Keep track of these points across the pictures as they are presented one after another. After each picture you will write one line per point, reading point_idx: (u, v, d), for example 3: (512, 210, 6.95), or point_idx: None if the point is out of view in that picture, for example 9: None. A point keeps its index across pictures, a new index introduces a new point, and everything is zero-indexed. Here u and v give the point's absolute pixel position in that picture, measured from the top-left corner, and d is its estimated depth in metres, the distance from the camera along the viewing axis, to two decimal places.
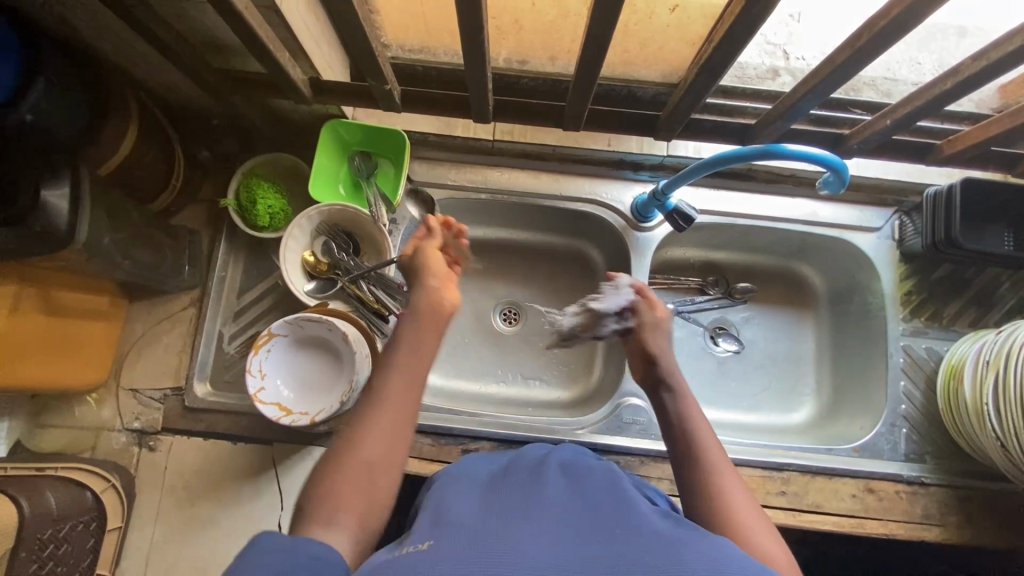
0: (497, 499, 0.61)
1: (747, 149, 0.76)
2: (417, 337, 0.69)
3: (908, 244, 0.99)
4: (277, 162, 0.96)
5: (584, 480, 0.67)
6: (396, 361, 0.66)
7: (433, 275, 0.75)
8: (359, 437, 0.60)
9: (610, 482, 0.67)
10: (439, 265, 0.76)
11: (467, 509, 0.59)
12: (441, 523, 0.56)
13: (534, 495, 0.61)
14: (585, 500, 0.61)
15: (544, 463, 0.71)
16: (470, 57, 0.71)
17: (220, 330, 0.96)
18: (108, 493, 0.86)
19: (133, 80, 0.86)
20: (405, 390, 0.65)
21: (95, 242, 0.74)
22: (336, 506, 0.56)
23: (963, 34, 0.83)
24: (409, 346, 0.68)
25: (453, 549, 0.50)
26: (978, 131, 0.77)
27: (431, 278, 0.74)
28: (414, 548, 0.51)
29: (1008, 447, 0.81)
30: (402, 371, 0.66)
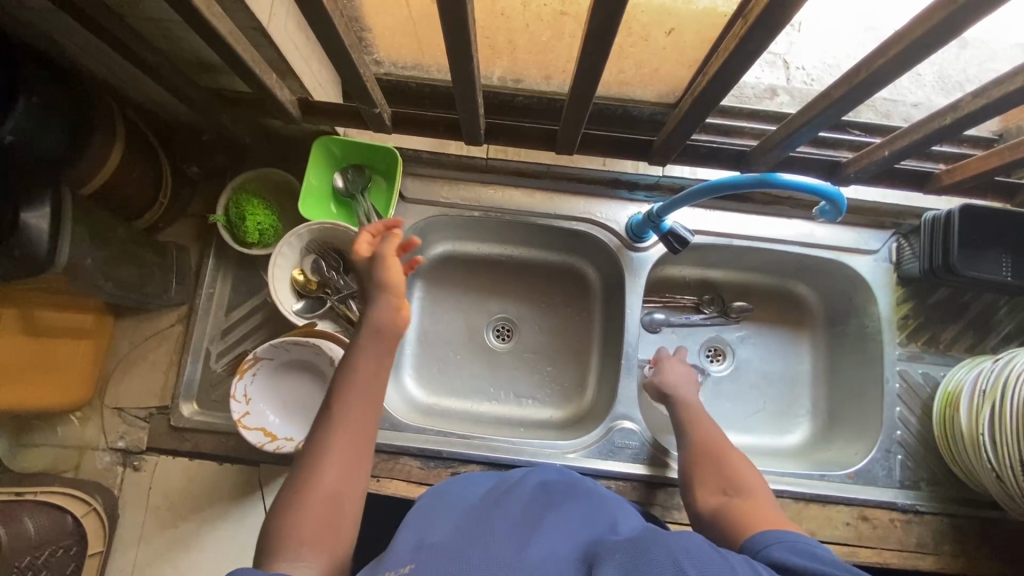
0: (476, 518, 0.60)
1: (743, 177, 0.75)
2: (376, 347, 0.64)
3: (905, 268, 0.98)
4: (268, 178, 0.95)
5: (568, 501, 0.65)
6: (353, 376, 0.62)
7: (387, 288, 0.66)
8: (317, 463, 0.58)
9: (590, 505, 0.66)
10: (397, 275, 0.67)
11: (445, 530, 0.57)
12: (420, 547, 0.54)
13: (512, 514, 0.60)
14: (561, 518, 0.60)
15: (521, 483, 0.70)
16: (461, 81, 0.69)
17: (207, 348, 0.94)
18: (90, 518, 0.84)
19: (120, 96, 0.84)
20: (366, 406, 0.61)
21: (77, 264, 0.72)
22: (301, 535, 0.54)
23: (962, 46, 0.85)
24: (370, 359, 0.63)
25: (433, 571, 0.48)
26: (977, 162, 0.76)
27: (388, 297, 0.66)
28: (393, 574, 0.49)
29: (1004, 480, 0.80)
30: (359, 389, 0.62)
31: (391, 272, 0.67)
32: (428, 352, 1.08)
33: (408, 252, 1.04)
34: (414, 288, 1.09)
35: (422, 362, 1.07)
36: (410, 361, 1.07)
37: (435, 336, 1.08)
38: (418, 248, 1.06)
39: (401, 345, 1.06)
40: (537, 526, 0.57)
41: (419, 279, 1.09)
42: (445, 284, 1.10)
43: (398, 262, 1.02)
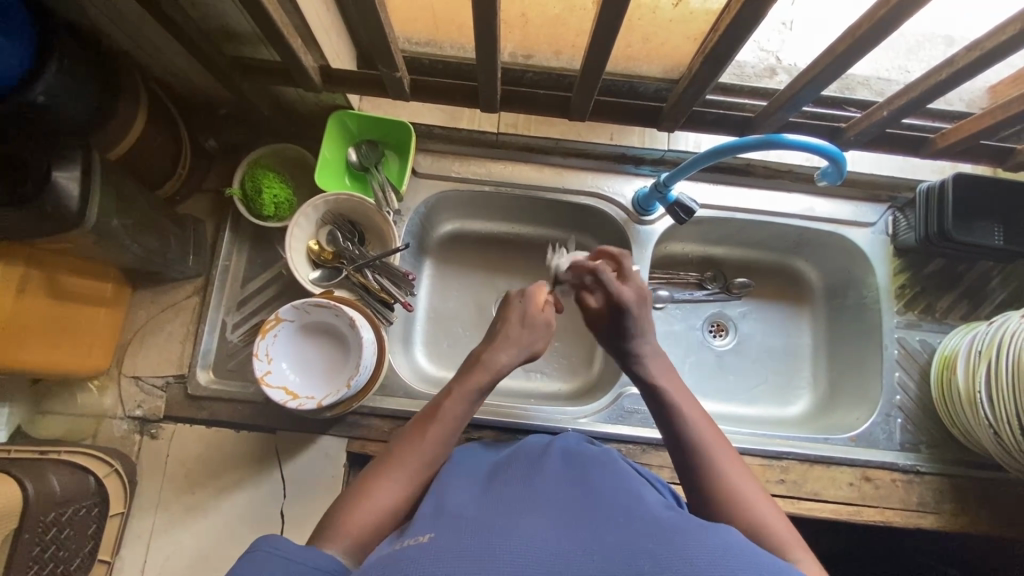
0: (498, 487, 0.62)
1: (747, 140, 0.78)
2: (461, 399, 0.76)
3: (901, 239, 1.02)
4: (283, 153, 0.97)
5: (584, 470, 0.67)
6: (436, 416, 0.74)
7: (533, 351, 0.83)
8: (385, 477, 0.67)
9: (610, 471, 0.68)
10: (541, 339, 0.83)
11: (467, 498, 0.60)
12: (441, 514, 0.57)
13: (535, 485, 0.62)
14: (584, 489, 0.61)
15: (546, 453, 0.72)
16: (481, 46, 0.72)
17: (223, 319, 0.96)
18: (111, 478, 0.86)
19: (142, 69, 0.86)
20: (440, 443, 0.72)
21: (104, 225, 0.74)
22: (353, 534, 0.61)
23: (949, 44, 0.79)
24: (456, 407, 0.75)
25: (452, 539, 0.50)
26: (969, 124, 0.79)
27: (516, 353, 0.81)
28: (414, 540, 0.52)
29: (1000, 435, 0.83)
30: (438, 426, 0.72)
31: (542, 341, 0.84)
32: (438, 326, 1.09)
33: (419, 228, 1.06)
34: (425, 265, 1.11)
35: (432, 336, 1.09)
36: (421, 336, 1.08)
37: (445, 312, 1.10)
38: (428, 224, 1.08)
39: (413, 319, 1.08)
40: (559, 497, 0.59)
41: (429, 256, 1.11)
42: (455, 261, 1.13)
43: (410, 235, 1.05)
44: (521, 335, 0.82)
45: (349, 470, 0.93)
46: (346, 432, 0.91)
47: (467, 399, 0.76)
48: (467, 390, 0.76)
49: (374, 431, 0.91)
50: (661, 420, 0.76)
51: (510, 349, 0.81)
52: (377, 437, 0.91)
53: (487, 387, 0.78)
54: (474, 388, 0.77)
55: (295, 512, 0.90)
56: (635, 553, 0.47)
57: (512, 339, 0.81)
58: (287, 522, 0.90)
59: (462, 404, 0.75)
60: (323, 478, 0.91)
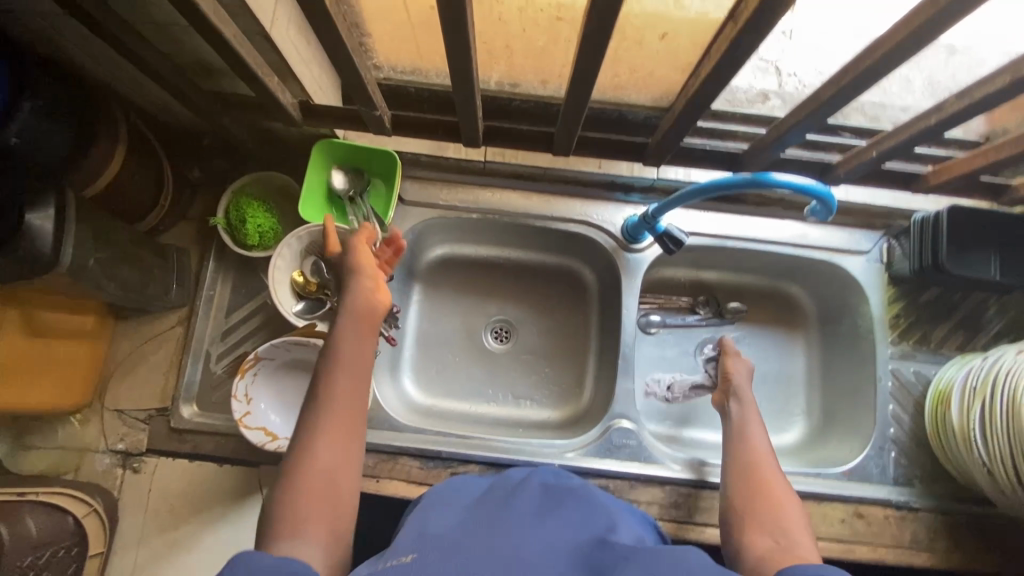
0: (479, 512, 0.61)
1: (735, 178, 0.76)
2: (353, 336, 0.66)
3: (896, 268, 1.00)
4: (267, 182, 0.96)
5: (565, 495, 0.66)
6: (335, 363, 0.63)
7: (362, 273, 0.72)
8: (307, 451, 0.57)
9: (585, 496, 0.66)
10: (363, 258, 0.74)
11: (445, 522, 0.58)
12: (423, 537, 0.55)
13: (516, 507, 0.62)
14: (563, 517, 0.60)
15: (519, 480, 0.70)
16: (461, 84, 0.71)
17: (207, 349, 0.95)
18: (90, 518, 0.84)
19: (124, 101, 0.85)
20: (352, 392, 0.62)
21: (81, 264, 0.73)
22: (299, 515, 0.54)
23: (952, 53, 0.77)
24: (353, 347, 0.65)
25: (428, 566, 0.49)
26: (964, 162, 0.78)
27: (359, 278, 0.72)
28: (397, 562, 0.50)
29: (994, 473, 0.81)
30: (347, 377, 0.62)
31: (365, 262, 0.73)
32: (426, 352, 1.08)
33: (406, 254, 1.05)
34: (413, 289, 1.09)
35: (421, 363, 1.08)
36: (409, 362, 1.07)
37: (433, 337, 1.09)
38: (416, 249, 1.07)
39: (401, 346, 1.07)
40: (541, 521, 0.58)
41: (417, 280, 1.10)
42: (443, 286, 1.11)
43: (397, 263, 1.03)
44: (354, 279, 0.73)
45: None
46: None
47: (358, 337, 0.66)
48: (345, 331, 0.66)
49: None
50: (731, 436, 0.79)
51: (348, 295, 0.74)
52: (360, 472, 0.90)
53: (370, 322, 0.68)
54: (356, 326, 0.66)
55: None
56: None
57: (359, 265, 0.72)
58: None
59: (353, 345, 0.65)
60: None
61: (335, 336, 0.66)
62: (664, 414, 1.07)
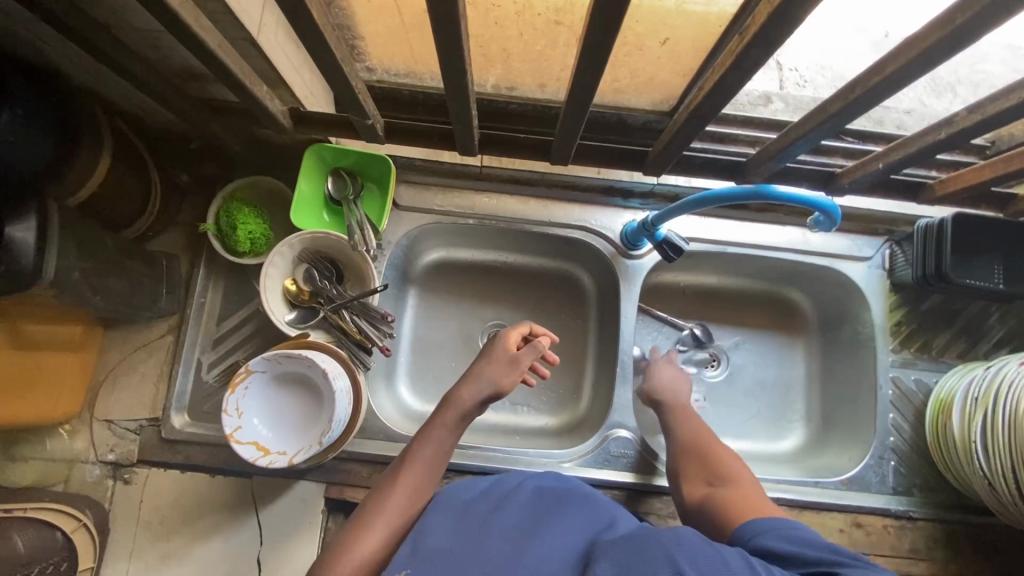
0: (472, 516, 0.61)
1: (737, 189, 0.74)
2: (435, 437, 0.75)
3: (898, 275, 0.98)
4: (261, 187, 0.94)
5: (559, 498, 0.66)
6: (412, 457, 0.73)
7: (501, 388, 0.80)
8: (364, 529, 0.64)
9: (571, 493, 0.68)
10: (506, 376, 0.81)
11: (440, 530, 0.59)
12: (418, 552, 0.56)
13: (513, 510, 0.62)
14: (552, 515, 0.61)
15: (506, 481, 0.71)
16: (456, 93, 0.69)
17: (199, 358, 0.93)
18: (79, 533, 0.83)
19: (108, 105, 0.83)
20: (417, 486, 0.70)
21: (65, 277, 0.71)
22: None
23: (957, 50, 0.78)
24: (433, 448, 0.74)
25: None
26: (972, 173, 0.76)
27: (487, 387, 0.79)
28: None
29: (995, 486, 0.80)
30: (415, 470, 0.71)
31: (511, 379, 0.81)
32: (422, 359, 1.07)
33: (402, 259, 1.03)
34: (408, 295, 1.08)
35: (417, 370, 1.06)
36: (405, 370, 1.05)
37: (429, 344, 1.07)
38: (412, 255, 1.05)
39: (396, 354, 1.05)
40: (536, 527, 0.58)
41: (413, 286, 1.08)
42: (440, 291, 1.09)
43: (392, 269, 1.02)
44: (489, 372, 0.81)
45: (328, 515, 0.91)
46: (324, 477, 0.89)
47: (440, 440, 0.75)
48: (439, 429, 0.76)
49: (352, 476, 0.89)
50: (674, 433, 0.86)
51: (474, 384, 0.80)
52: (355, 482, 0.89)
53: (459, 424, 0.77)
54: (446, 426, 0.76)
55: (272, 559, 0.88)
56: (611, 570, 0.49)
57: (501, 376, 0.81)
58: (263, 569, 0.87)
59: (438, 444, 0.75)
60: (301, 522, 0.89)
61: (420, 434, 0.75)
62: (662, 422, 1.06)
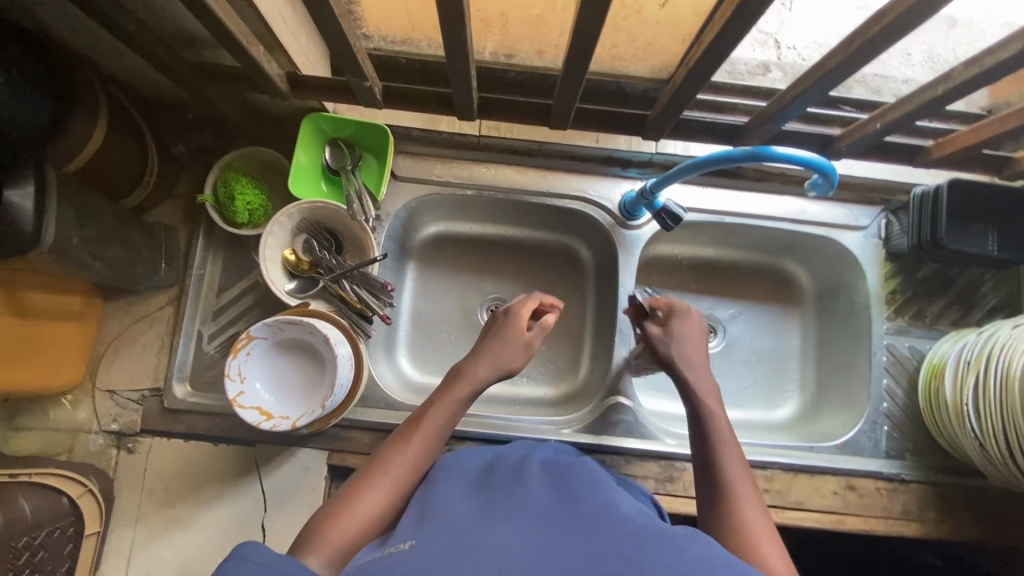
0: (483, 499, 0.59)
1: (735, 151, 0.75)
2: (447, 406, 0.75)
3: (894, 244, 0.99)
4: (257, 157, 0.93)
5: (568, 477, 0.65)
6: (422, 422, 0.73)
7: (510, 370, 0.80)
8: (370, 484, 0.65)
9: (590, 481, 0.64)
10: (515, 356, 0.81)
11: (448, 507, 0.57)
12: (424, 521, 0.55)
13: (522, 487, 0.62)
14: (566, 502, 0.58)
15: (523, 466, 0.68)
16: (454, 54, 0.68)
17: (199, 329, 0.93)
18: (86, 499, 0.84)
19: (103, 72, 0.82)
20: (425, 450, 0.71)
21: (64, 243, 0.71)
22: (341, 535, 0.60)
23: (953, 25, 0.82)
24: (443, 416, 0.74)
25: (424, 555, 0.48)
26: (967, 135, 0.77)
27: (497, 365, 0.79)
28: (396, 547, 0.50)
29: (985, 447, 0.82)
30: (423, 435, 0.71)
31: (520, 361, 0.81)
32: (422, 332, 1.07)
33: (400, 232, 1.03)
34: (407, 268, 1.08)
35: (416, 343, 1.07)
36: (404, 342, 1.06)
37: (429, 316, 1.08)
38: (410, 228, 1.05)
39: (396, 326, 1.05)
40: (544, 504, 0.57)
41: (411, 259, 1.08)
42: (438, 264, 1.10)
43: (391, 241, 1.02)
44: (501, 351, 0.80)
45: (331, 482, 0.92)
46: (326, 444, 0.90)
47: (452, 409, 0.75)
48: (449, 398, 0.75)
49: (354, 444, 0.91)
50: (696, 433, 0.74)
51: (488, 362, 0.79)
52: (357, 449, 0.90)
53: (470, 397, 0.77)
54: (457, 396, 0.76)
55: (276, 525, 0.89)
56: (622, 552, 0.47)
57: (512, 358, 0.80)
58: (268, 534, 0.88)
59: (448, 413, 0.75)
60: (304, 489, 0.90)
61: (430, 401, 0.75)
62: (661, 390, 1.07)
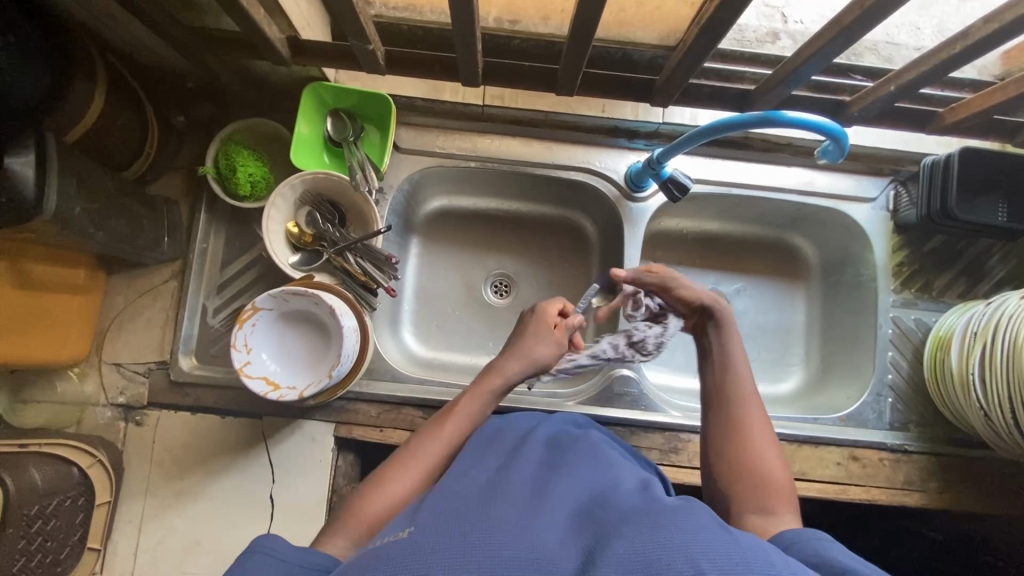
0: (486, 481, 0.56)
1: (746, 116, 0.73)
2: (480, 399, 0.73)
3: (903, 215, 0.98)
4: (257, 128, 0.92)
5: (573, 458, 0.62)
6: (454, 413, 0.71)
7: (543, 369, 0.78)
8: (399, 473, 0.64)
9: (595, 458, 0.62)
10: (546, 355, 0.78)
11: (449, 491, 0.54)
12: (422, 509, 0.52)
13: (525, 468, 0.59)
14: (572, 486, 0.55)
15: (526, 443, 0.66)
16: (459, 17, 0.67)
17: (204, 303, 0.93)
18: (95, 469, 0.85)
19: (99, 39, 0.80)
20: (456, 443, 0.69)
21: (66, 212, 0.70)
22: (368, 521, 0.60)
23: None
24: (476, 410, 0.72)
25: (420, 542, 0.45)
26: (980, 100, 0.75)
27: (528, 365, 0.77)
28: (393, 536, 0.48)
29: (990, 416, 0.82)
30: (455, 427, 0.70)
31: (553, 360, 0.79)
32: (427, 306, 1.07)
33: (404, 205, 1.02)
34: (411, 243, 1.07)
35: (421, 318, 1.07)
36: (409, 317, 1.06)
37: (433, 291, 1.08)
38: (414, 201, 1.04)
39: (400, 301, 1.05)
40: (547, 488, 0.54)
41: (415, 233, 1.07)
42: (442, 239, 1.09)
43: (394, 215, 1.01)
44: (533, 348, 0.78)
45: (337, 454, 0.92)
46: (333, 417, 0.91)
47: (484, 403, 0.73)
48: (483, 393, 0.73)
49: (360, 416, 0.91)
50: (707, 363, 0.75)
51: (518, 360, 0.76)
52: (363, 421, 0.91)
53: (502, 392, 0.75)
54: (490, 391, 0.74)
55: (283, 496, 0.89)
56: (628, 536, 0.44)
57: (543, 359, 0.78)
58: (276, 505, 0.89)
59: (482, 409, 0.73)
60: (311, 461, 0.91)
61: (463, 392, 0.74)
62: (664, 363, 1.07)
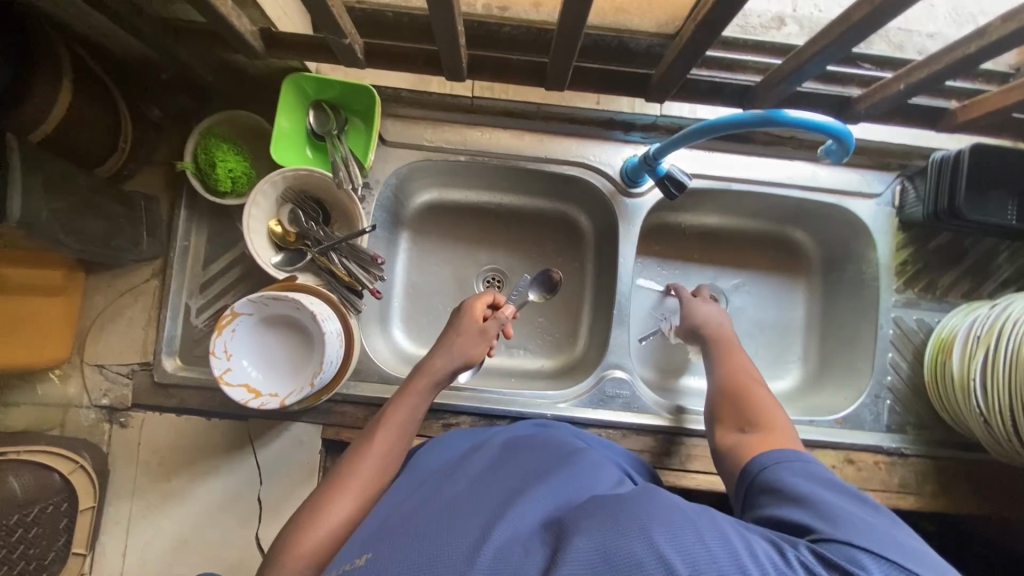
0: (454, 491, 0.55)
1: (746, 114, 0.69)
2: (411, 399, 0.73)
3: (908, 212, 0.95)
4: (237, 121, 0.88)
5: (540, 460, 0.61)
6: (389, 417, 0.71)
7: (472, 360, 0.79)
8: (337, 491, 0.62)
9: (559, 461, 0.61)
10: (473, 346, 0.79)
11: (412, 508, 0.53)
12: (385, 528, 0.51)
13: (491, 477, 0.57)
14: (540, 486, 0.53)
15: (489, 451, 0.65)
16: (442, 9, 0.63)
17: (186, 303, 0.91)
18: (78, 475, 0.85)
19: (64, 29, 0.76)
20: (392, 448, 0.69)
21: (34, 217, 0.68)
22: (307, 551, 0.57)
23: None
24: (409, 409, 0.72)
25: (383, 567, 0.44)
26: (996, 97, 0.71)
27: (456, 356, 0.77)
28: (351, 564, 0.47)
29: (990, 422, 0.80)
30: (390, 431, 0.70)
31: (480, 350, 0.79)
32: (416, 303, 1.04)
33: (391, 200, 0.99)
34: (400, 238, 1.04)
35: (411, 314, 1.04)
36: (398, 314, 1.03)
37: (423, 287, 1.05)
38: (402, 195, 1.00)
39: (389, 298, 1.03)
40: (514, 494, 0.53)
41: (404, 228, 1.04)
42: (432, 233, 1.06)
43: (381, 210, 0.97)
44: (460, 342, 0.79)
45: (325, 455, 0.91)
46: (320, 419, 0.89)
47: (416, 402, 0.73)
48: (415, 391, 0.74)
49: (347, 418, 0.89)
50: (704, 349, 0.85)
51: (446, 353, 0.77)
52: (350, 424, 0.89)
53: (433, 388, 0.76)
54: (419, 390, 0.74)
55: (271, 499, 0.89)
56: (589, 539, 0.42)
57: (470, 350, 0.78)
58: (263, 507, 0.88)
59: (415, 408, 0.73)
60: (298, 463, 0.89)
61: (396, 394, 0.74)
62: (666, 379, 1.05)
